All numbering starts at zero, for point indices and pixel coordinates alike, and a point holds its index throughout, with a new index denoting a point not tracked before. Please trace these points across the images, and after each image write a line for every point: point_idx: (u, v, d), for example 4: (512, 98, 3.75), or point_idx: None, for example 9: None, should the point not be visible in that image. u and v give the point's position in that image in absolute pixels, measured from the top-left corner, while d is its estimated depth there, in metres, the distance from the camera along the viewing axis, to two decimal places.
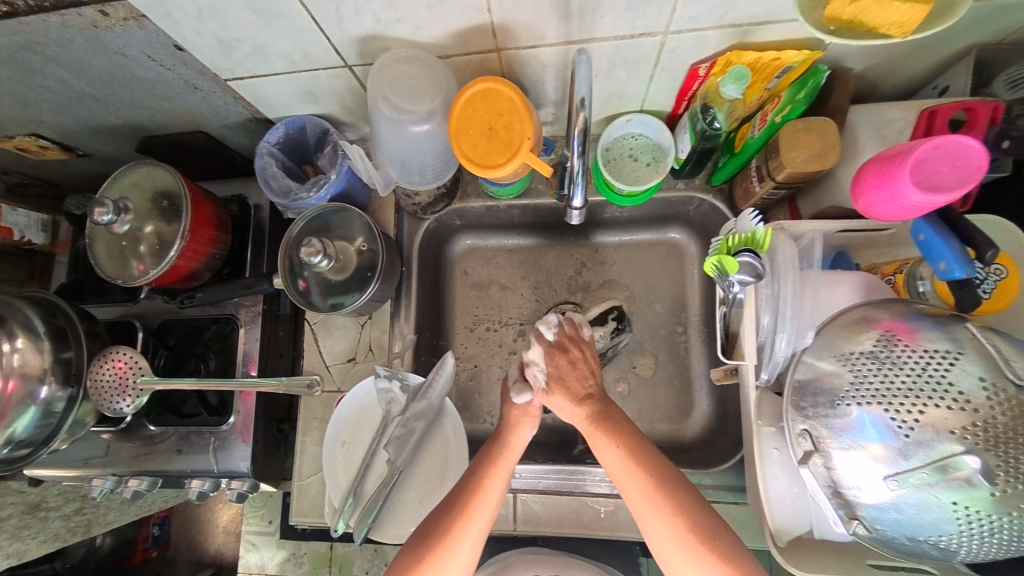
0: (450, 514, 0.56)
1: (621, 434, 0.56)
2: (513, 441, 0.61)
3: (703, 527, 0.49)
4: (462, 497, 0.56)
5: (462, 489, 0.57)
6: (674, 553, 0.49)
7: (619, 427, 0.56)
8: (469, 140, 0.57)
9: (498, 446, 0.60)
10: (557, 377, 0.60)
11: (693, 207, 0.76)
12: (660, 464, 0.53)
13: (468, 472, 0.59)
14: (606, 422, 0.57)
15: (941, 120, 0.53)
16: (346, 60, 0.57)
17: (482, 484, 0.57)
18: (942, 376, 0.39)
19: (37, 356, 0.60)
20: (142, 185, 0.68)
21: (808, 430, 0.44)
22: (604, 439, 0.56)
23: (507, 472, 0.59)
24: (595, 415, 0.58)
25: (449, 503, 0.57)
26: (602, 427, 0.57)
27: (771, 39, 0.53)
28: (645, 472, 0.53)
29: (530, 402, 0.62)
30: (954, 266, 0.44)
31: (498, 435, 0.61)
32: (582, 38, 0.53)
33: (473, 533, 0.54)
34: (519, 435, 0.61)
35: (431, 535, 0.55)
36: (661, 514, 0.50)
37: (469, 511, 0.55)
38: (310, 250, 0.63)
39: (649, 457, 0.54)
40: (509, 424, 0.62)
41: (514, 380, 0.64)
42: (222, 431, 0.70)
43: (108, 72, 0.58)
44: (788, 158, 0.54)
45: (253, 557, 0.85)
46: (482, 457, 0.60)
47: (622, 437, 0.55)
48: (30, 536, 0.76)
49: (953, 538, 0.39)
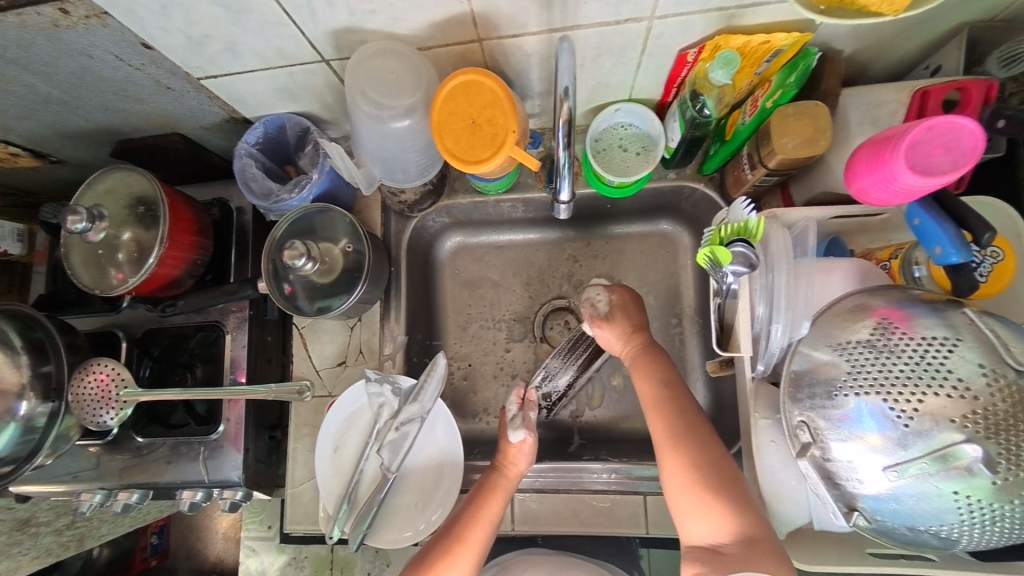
0: (448, 539, 0.58)
1: (658, 370, 0.60)
2: (511, 474, 0.65)
3: (716, 468, 0.50)
4: (459, 523, 0.59)
5: (460, 515, 0.60)
6: (678, 487, 0.51)
7: (657, 365, 0.61)
8: (452, 136, 0.55)
9: (498, 475, 0.65)
10: (618, 307, 0.68)
11: (685, 196, 0.74)
12: (686, 405, 0.56)
13: (468, 499, 0.62)
14: (649, 358, 0.62)
15: (934, 101, 0.52)
16: (323, 55, 0.55)
17: (480, 512, 0.60)
18: (941, 364, 0.38)
19: (14, 371, 0.58)
20: (117, 191, 0.66)
21: (806, 421, 0.43)
22: (646, 371, 0.61)
23: (504, 502, 0.62)
24: (641, 350, 0.64)
25: (448, 527, 0.60)
26: (644, 360, 0.62)
27: (758, 22, 0.52)
28: (671, 406, 0.56)
29: (524, 439, 0.66)
30: (950, 251, 0.43)
31: (497, 465, 0.66)
32: (565, 26, 0.52)
33: (468, 557, 0.57)
34: (517, 467, 0.65)
35: (429, 555, 0.57)
36: (673, 446, 0.53)
37: (468, 536, 0.58)
38: (293, 253, 0.61)
39: (680, 396, 0.57)
40: (505, 458, 0.66)
41: (512, 414, 0.69)
42: (212, 440, 0.68)
43: (74, 74, 0.55)
44: (779, 144, 0.53)
45: (253, 563, 0.82)
46: (478, 489, 0.63)
47: (661, 373, 0.60)
48: (21, 552, 0.75)
49: (955, 528, 0.38)
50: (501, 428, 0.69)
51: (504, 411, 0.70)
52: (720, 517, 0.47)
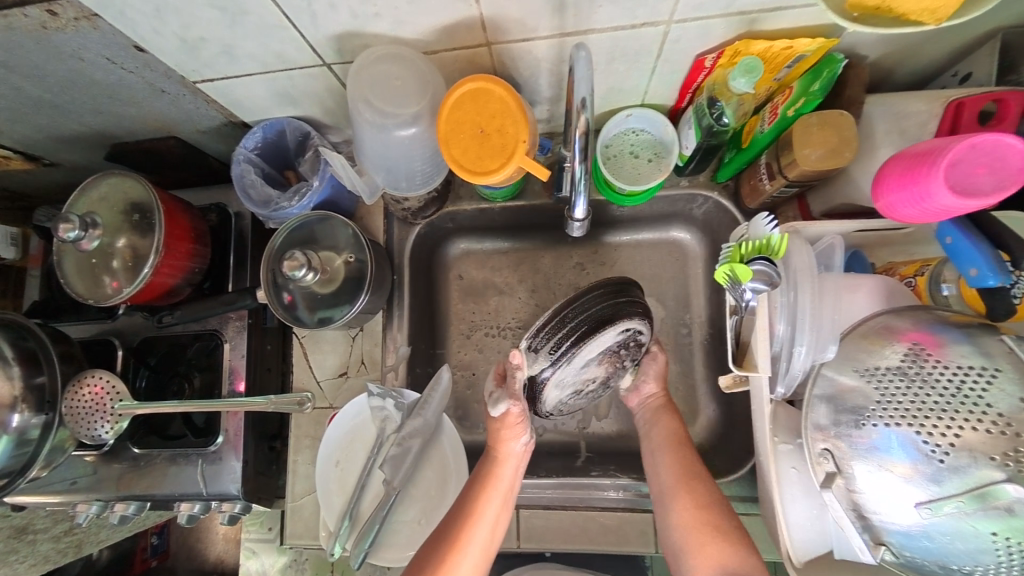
0: (443, 544, 0.54)
1: (674, 420, 0.63)
2: (501, 455, 0.60)
3: (716, 509, 0.54)
4: (453, 526, 0.55)
5: (453, 516, 0.56)
6: (682, 524, 0.55)
7: (675, 414, 0.64)
8: (459, 145, 0.53)
9: (489, 462, 0.60)
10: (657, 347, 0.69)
11: (697, 205, 0.72)
12: (691, 452, 0.60)
13: (460, 497, 0.58)
14: (668, 407, 0.65)
15: (968, 113, 0.49)
16: (324, 59, 0.53)
17: (474, 509, 0.56)
18: (978, 396, 0.36)
19: (6, 383, 0.56)
20: (112, 197, 0.63)
21: (830, 449, 0.41)
22: (664, 420, 0.63)
23: (501, 493, 0.58)
24: (663, 397, 0.66)
25: (444, 527, 0.56)
26: (662, 409, 0.64)
27: (781, 27, 0.49)
28: (682, 454, 0.59)
29: (509, 409, 0.58)
30: (987, 273, 0.41)
31: (488, 451, 0.61)
32: (579, 30, 0.49)
33: (469, 559, 0.53)
34: (507, 447, 0.60)
35: (425, 564, 0.53)
36: (681, 489, 0.57)
37: (461, 540, 0.54)
38: (293, 263, 0.59)
39: (686, 445, 0.61)
40: (497, 439, 0.60)
41: (489, 390, 0.59)
42: (209, 452, 0.66)
43: (65, 77, 0.53)
44: (801, 155, 0.51)
45: (253, 565, 0.78)
46: (472, 483, 0.59)
47: (676, 422, 0.63)
48: (19, 560, 0.73)
49: (990, 568, 0.36)
50: None
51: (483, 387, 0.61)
52: (715, 554, 0.52)
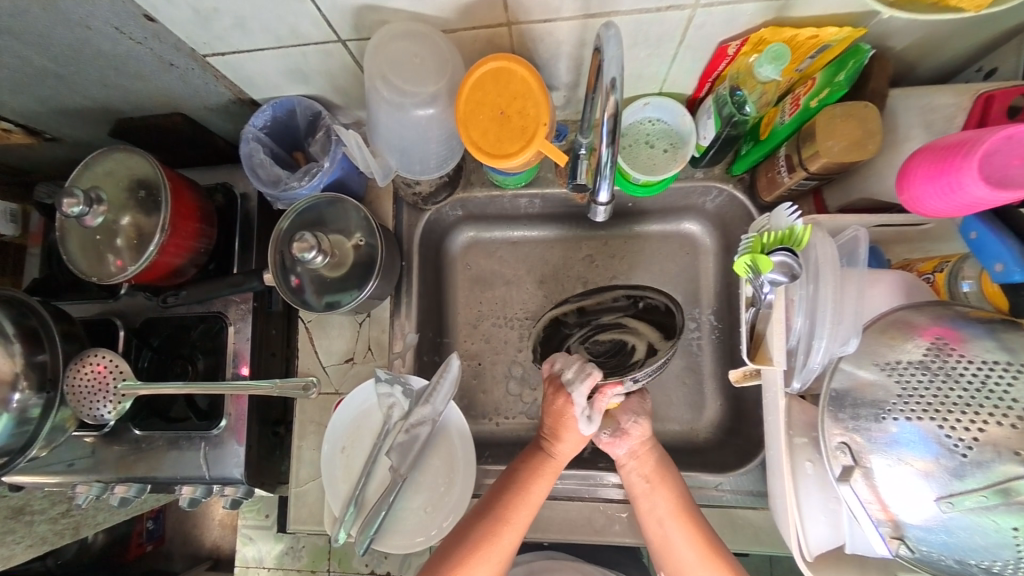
0: (487, 519, 0.55)
1: (675, 484, 0.58)
2: (558, 454, 0.58)
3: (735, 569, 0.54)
4: (500, 504, 0.56)
5: (502, 494, 0.56)
6: None
7: (672, 476, 0.58)
8: (479, 128, 0.52)
9: (543, 455, 0.58)
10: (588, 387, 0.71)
11: (710, 198, 0.71)
12: (698, 517, 0.56)
13: (512, 475, 0.58)
14: (663, 470, 0.58)
15: (998, 106, 0.49)
16: (339, 34, 0.52)
17: (526, 492, 0.56)
18: (1004, 391, 0.36)
19: (7, 360, 0.55)
20: (116, 173, 0.62)
21: (847, 443, 0.40)
22: (664, 486, 0.57)
23: (552, 480, 0.58)
24: (656, 457, 0.59)
25: (486, 507, 0.56)
26: (660, 474, 0.58)
27: (809, 15, 0.48)
28: (696, 523, 0.56)
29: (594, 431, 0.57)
30: (1013, 269, 0.41)
31: (544, 444, 0.59)
32: (604, 11, 0.48)
33: (510, 538, 0.54)
34: (562, 450, 0.58)
35: (470, 537, 0.54)
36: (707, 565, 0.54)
37: (513, 517, 0.55)
38: (303, 246, 0.58)
39: (692, 507, 0.57)
40: (553, 436, 0.57)
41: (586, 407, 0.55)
42: (213, 435, 0.65)
43: (70, 45, 0.52)
44: (823, 147, 0.50)
45: (250, 551, 0.77)
46: (525, 461, 0.58)
47: (676, 485, 0.58)
48: (15, 541, 0.72)
49: (1009, 564, 0.36)
50: (560, 416, 0.56)
51: (573, 399, 0.55)
52: None
